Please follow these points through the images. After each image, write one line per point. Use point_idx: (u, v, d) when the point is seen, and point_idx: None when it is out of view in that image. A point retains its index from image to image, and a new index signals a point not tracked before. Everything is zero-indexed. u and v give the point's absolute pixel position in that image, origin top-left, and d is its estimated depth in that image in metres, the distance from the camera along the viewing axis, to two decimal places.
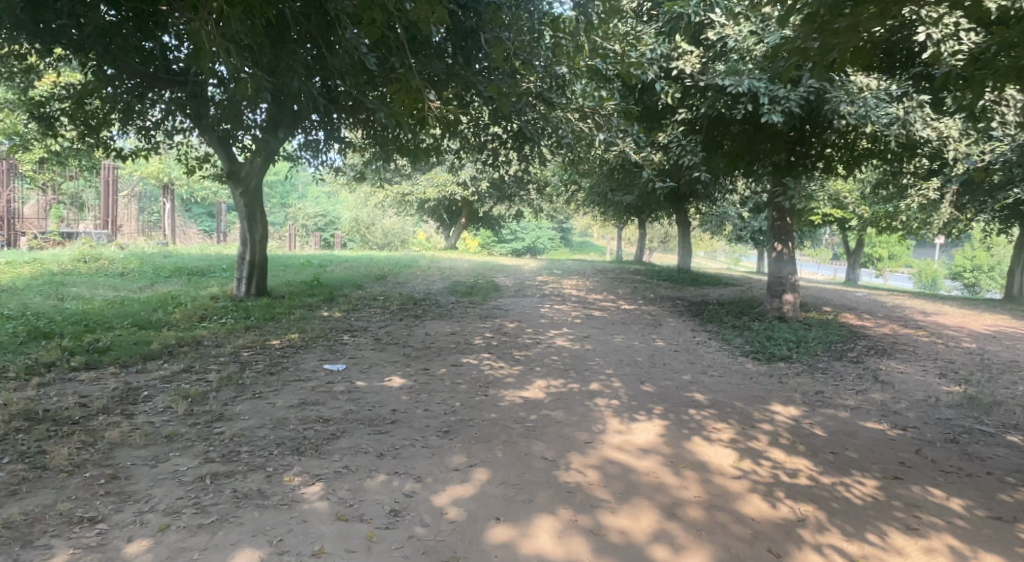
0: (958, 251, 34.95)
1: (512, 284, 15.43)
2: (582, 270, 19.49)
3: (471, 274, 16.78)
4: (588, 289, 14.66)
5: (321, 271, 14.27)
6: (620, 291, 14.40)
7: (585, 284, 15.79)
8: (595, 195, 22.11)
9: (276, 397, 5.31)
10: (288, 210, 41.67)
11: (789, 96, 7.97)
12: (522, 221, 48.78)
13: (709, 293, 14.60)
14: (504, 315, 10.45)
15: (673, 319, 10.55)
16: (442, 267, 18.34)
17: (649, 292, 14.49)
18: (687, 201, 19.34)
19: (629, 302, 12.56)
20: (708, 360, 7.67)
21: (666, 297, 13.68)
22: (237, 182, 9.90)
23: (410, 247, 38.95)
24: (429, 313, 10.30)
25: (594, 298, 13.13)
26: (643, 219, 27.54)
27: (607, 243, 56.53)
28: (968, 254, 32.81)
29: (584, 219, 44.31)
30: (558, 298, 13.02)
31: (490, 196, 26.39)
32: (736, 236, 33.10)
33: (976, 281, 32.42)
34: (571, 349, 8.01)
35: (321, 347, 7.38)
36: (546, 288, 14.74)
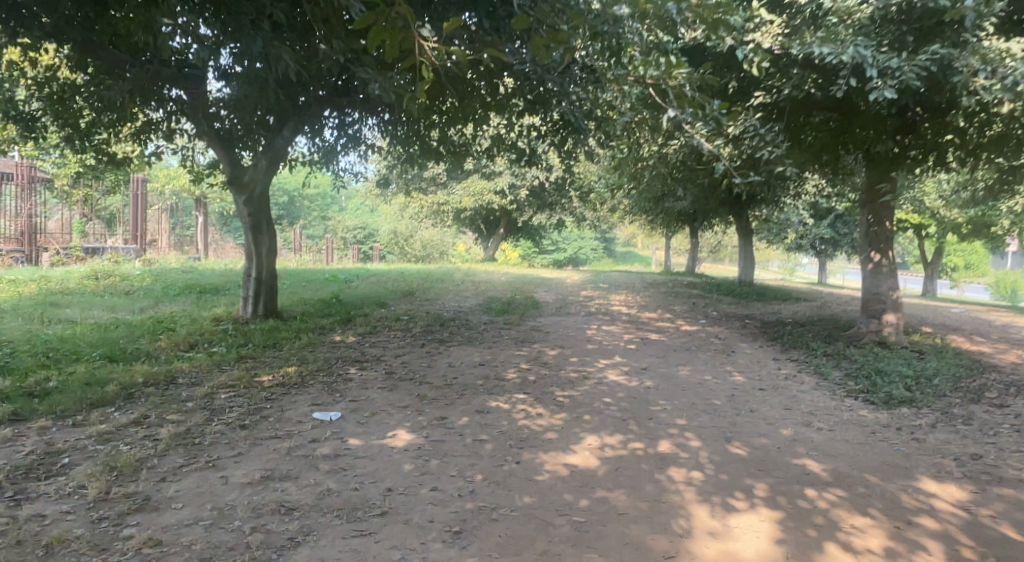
0: None
1: (554, 300, 13.93)
2: (631, 284, 17.85)
3: (509, 289, 15.34)
4: (639, 306, 13.00)
5: (345, 287, 13.05)
6: (676, 309, 12.70)
7: (635, 300, 14.13)
8: (645, 201, 20.44)
9: (233, 469, 3.93)
10: (328, 223, 41.21)
11: (904, 67, 6.26)
12: (564, 232, 47.32)
13: (779, 311, 12.77)
14: (544, 340, 8.94)
15: (746, 345, 8.85)
16: (478, 281, 16.98)
17: (710, 309, 12.75)
18: (748, 206, 17.53)
19: (688, 323, 10.89)
20: (805, 404, 6.00)
21: (732, 315, 11.93)
22: (240, 189, 8.69)
23: (449, 258, 37.94)
24: (458, 337, 8.88)
25: (646, 318, 11.48)
26: (694, 227, 25.67)
27: (653, 253, 54.50)
28: None
29: (628, 228, 42.58)
30: (606, 318, 11.43)
31: (531, 203, 25.02)
32: (796, 243, 30.88)
33: None
34: (626, 386, 6.46)
35: (319, 385, 6.01)
36: (592, 305, 13.16)
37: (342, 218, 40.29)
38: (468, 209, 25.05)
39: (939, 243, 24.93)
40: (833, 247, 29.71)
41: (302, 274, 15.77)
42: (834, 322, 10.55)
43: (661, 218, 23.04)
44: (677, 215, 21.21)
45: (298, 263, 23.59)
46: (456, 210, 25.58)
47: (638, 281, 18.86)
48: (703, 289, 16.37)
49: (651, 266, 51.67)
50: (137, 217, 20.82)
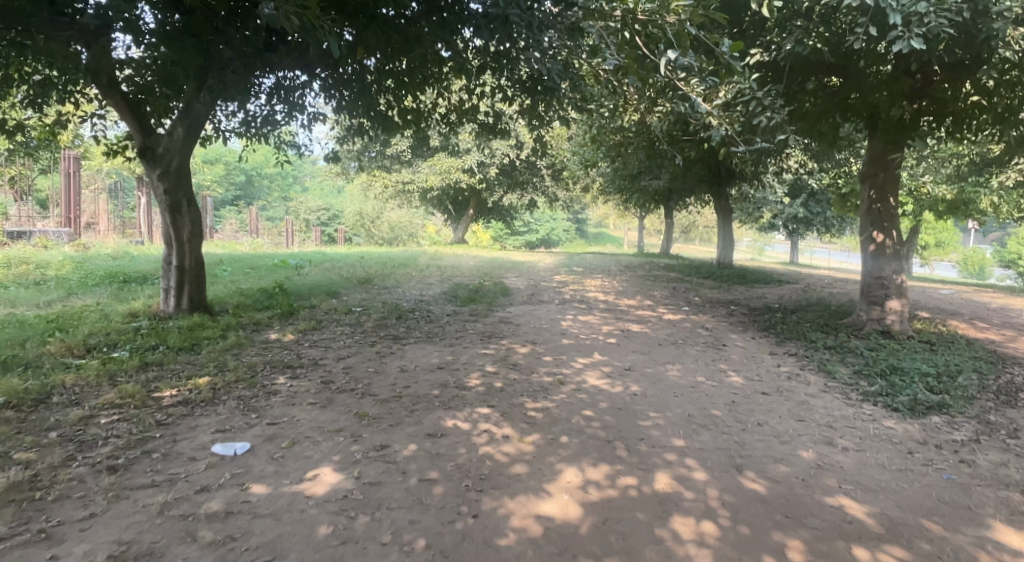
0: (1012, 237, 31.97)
1: (525, 286, 12.87)
2: (605, 267, 16.91)
3: (476, 274, 14.27)
4: (617, 292, 12.01)
5: (292, 275, 11.79)
6: (656, 295, 11.74)
7: (612, 285, 13.17)
8: (621, 180, 19.47)
9: (73, 544, 2.81)
10: (289, 204, 39.45)
11: (935, 14, 5.30)
12: (535, 213, 46.35)
13: (766, 296, 11.93)
14: (513, 334, 7.88)
15: (739, 337, 7.93)
16: (444, 266, 15.86)
17: (693, 295, 11.82)
18: (728, 183, 16.69)
19: (671, 311, 9.94)
20: (820, 414, 5.07)
21: (717, 300, 11.03)
22: (153, 163, 7.39)
23: (417, 241, 36.67)
24: (415, 333, 7.77)
25: (626, 306, 10.49)
26: (669, 206, 24.87)
27: (625, 234, 53.91)
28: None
29: (601, 209, 41.74)
30: (582, 306, 10.41)
31: (502, 181, 23.89)
32: (771, 223, 30.36)
33: None
34: (609, 393, 5.45)
35: (234, 402, 4.86)
36: (566, 291, 12.14)
37: (305, 199, 38.55)
38: (436, 189, 23.82)
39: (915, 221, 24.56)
40: (808, 226, 29.25)
41: (249, 259, 14.42)
42: (827, 309, 9.72)
43: (637, 197, 22.12)
44: (653, 193, 20.34)
45: (252, 247, 22.11)
46: (423, 190, 24.32)
47: (614, 264, 17.92)
48: (682, 272, 15.49)
49: (623, 247, 51.06)
50: (70, 197, 19.10)
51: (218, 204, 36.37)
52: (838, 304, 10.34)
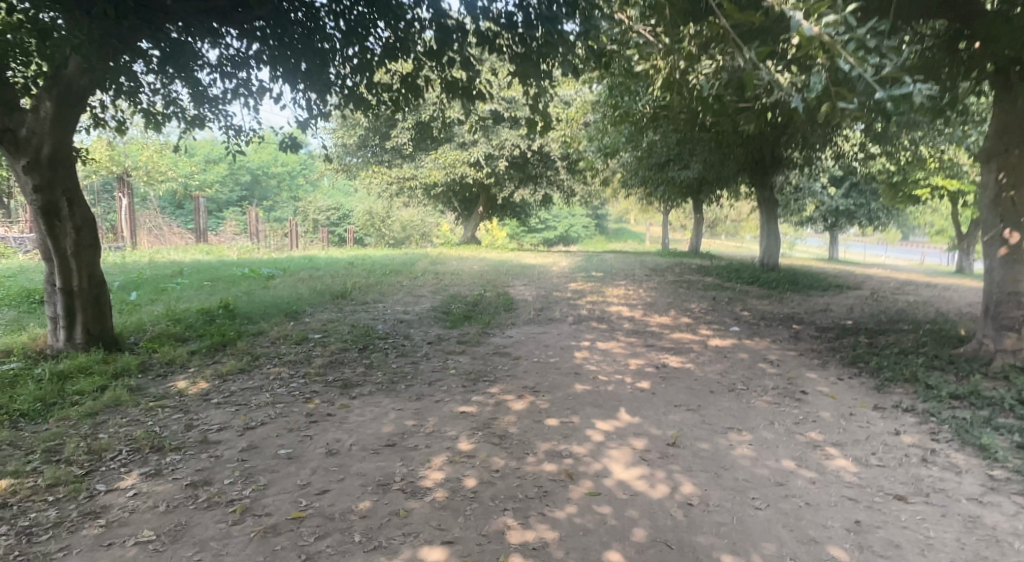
0: None
1: (533, 298, 10.80)
2: (629, 271, 14.75)
3: (479, 283, 12.25)
4: (645, 306, 9.86)
5: (253, 290, 9.82)
6: (694, 310, 9.57)
7: (638, 295, 11.02)
8: (646, 171, 17.30)
9: None
10: (296, 204, 37.79)
11: None
12: (554, 209, 44.36)
13: (829, 309, 9.72)
14: (510, 376, 5.80)
15: (819, 380, 5.76)
16: (443, 272, 13.83)
17: (739, 309, 9.63)
18: (771, 170, 14.47)
19: (718, 334, 7.78)
20: (1016, 556, 2.95)
21: (771, 317, 8.84)
22: (17, 152, 5.43)
23: (429, 240, 34.91)
24: (374, 377, 5.73)
25: (657, 326, 8.36)
26: (698, 199, 22.63)
27: (647, 230, 51.71)
28: None
29: (623, 204, 39.52)
30: (602, 326, 8.30)
31: (514, 175, 21.85)
32: (807, 217, 28.04)
33: None
34: (647, 504, 3.37)
35: (6, 543, 2.86)
36: (583, 305, 10.04)
37: (313, 198, 36.95)
38: (442, 185, 21.83)
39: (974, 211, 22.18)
40: (848, 220, 26.91)
41: (217, 268, 12.48)
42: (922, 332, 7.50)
43: (665, 188, 19.96)
44: (681, 185, 18.15)
45: (242, 252, 20.29)
46: (427, 186, 22.34)
47: (640, 267, 15.80)
48: (720, 277, 13.29)
49: (646, 244, 48.83)
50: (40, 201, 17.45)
51: (222, 204, 34.81)
52: (931, 325, 8.10)
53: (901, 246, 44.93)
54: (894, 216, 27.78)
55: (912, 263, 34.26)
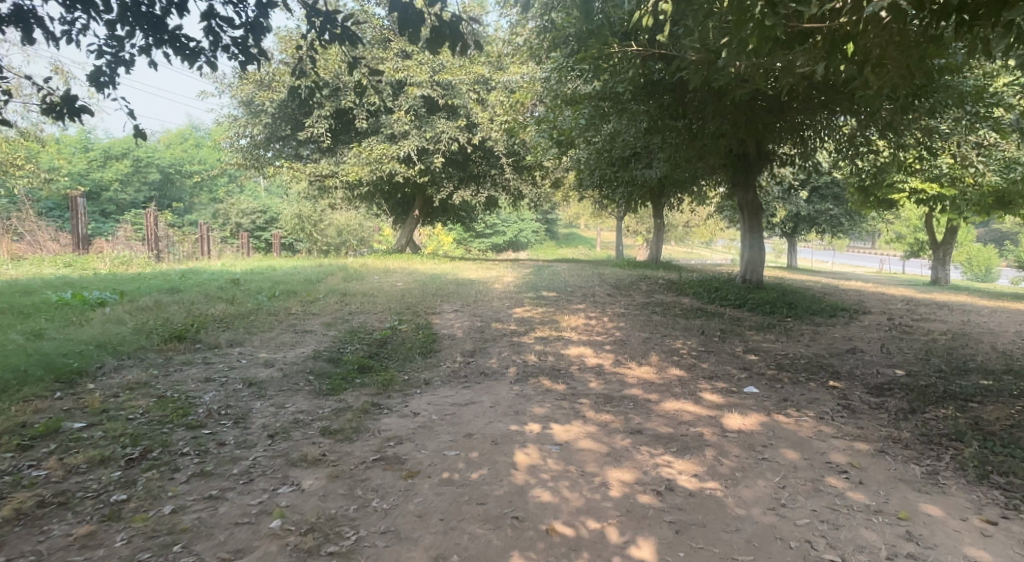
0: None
1: (463, 332, 8.03)
2: (587, 288, 12.15)
3: (396, 308, 9.39)
4: (617, 349, 7.17)
5: (45, 327, 6.65)
6: (683, 355, 6.96)
7: (604, 328, 8.35)
8: (605, 169, 14.91)
9: None
10: (214, 205, 33.91)
11: None
12: (502, 213, 42.09)
13: (858, 350, 7.29)
14: (385, 536, 2.99)
15: (955, 526, 3.17)
16: (355, 291, 10.91)
17: (743, 353, 7.04)
18: (757, 164, 12.29)
19: (733, 404, 5.14)
20: None
21: (795, 370, 6.27)
22: None
23: (369, 247, 30.51)
24: (101, 553, 2.82)
25: (638, 387, 5.67)
26: (659, 203, 20.44)
27: (598, 235, 49.92)
28: None
29: (575, 208, 37.44)
30: (559, 389, 5.55)
31: (453, 174, 19.10)
32: (769, 223, 26.35)
33: None
34: None
35: None
36: (531, 345, 7.29)
37: (235, 199, 33.24)
38: (370, 185, 18.95)
39: (947, 216, 20.73)
40: (810, 226, 25.31)
41: (34, 287, 9.17)
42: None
43: (625, 188, 17.59)
44: (644, 181, 15.80)
45: (121, 262, 16.73)
46: (353, 187, 19.39)
47: (601, 282, 13.28)
48: (700, 299, 10.83)
49: (597, 250, 46.95)
50: None
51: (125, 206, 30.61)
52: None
53: (850, 255, 44.75)
54: (857, 223, 26.43)
55: (870, 271, 33.30)
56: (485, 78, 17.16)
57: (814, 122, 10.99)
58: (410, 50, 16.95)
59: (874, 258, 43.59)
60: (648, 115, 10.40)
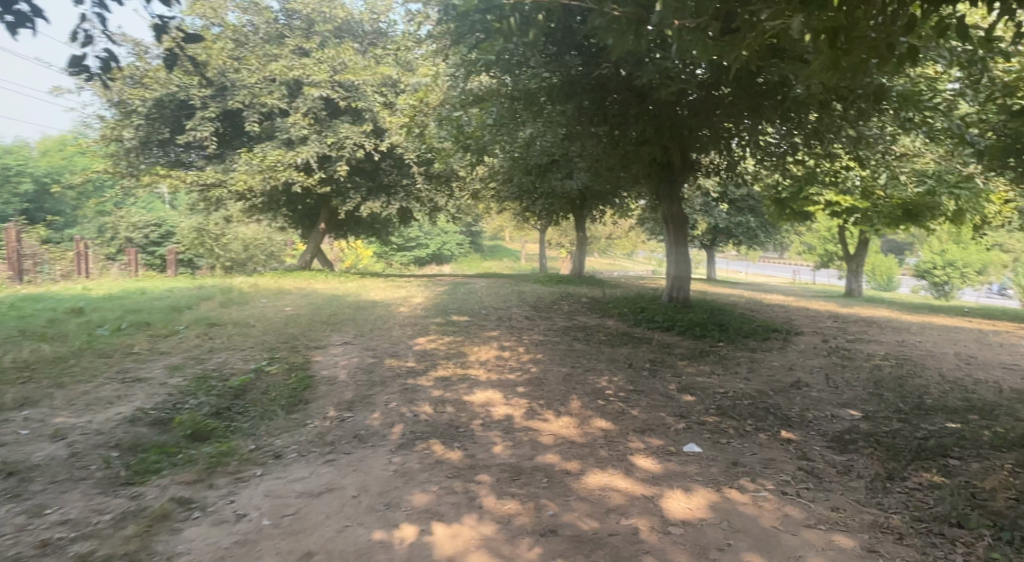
0: (922, 245, 30.50)
1: (348, 372, 6.61)
2: (504, 310, 10.97)
3: (271, 341, 7.84)
4: (531, 391, 5.97)
5: None
6: (608, 397, 5.84)
7: (519, 362, 7.13)
8: (522, 179, 13.85)
9: None
10: (100, 218, 30.62)
11: None
12: (422, 225, 40.60)
13: (803, 385, 6.41)
14: None
15: None
16: (229, 319, 9.25)
17: (678, 393, 6.01)
18: (682, 175, 11.53)
19: (674, 476, 4.02)
20: None
21: (740, 416, 5.27)
22: None
23: (278, 262, 27.89)
24: None
25: (555, 449, 4.46)
26: (581, 215, 19.66)
27: (522, 247, 49.20)
28: (934, 248, 28.80)
29: (498, 221, 36.49)
30: (453, 460, 4.26)
31: (360, 183, 17.55)
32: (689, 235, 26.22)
33: (946, 280, 28.80)
34: None
35: None
36: (426, 389, 5.96)
37: (124, 211, 30.13)
38: (268, 196, 17.12)
39: (858, 229, 21.04)
40: (728, 238, 25.29)
41: None
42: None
43: (545, 199, 16.61)
44: (565, 192, 14.91)
45: None
46: (246, 198, 17.44)
47: (519, 302, 12.14)
48: (627, 322, 9.86)
49: (522, 262, 46.20)
50: None
51: None
52: (1003, 430, 4.88)
53: (763, 266, 46.05)
54: (773, 235, 26.75)
55: (784, 282, 34.04)
56: (392, 80, 15.77)
57: (740, 130, 10.31)
58: (309, 46, 15.87)
59: (786, 268, 44.97)
60: (566, 119, 9.37)
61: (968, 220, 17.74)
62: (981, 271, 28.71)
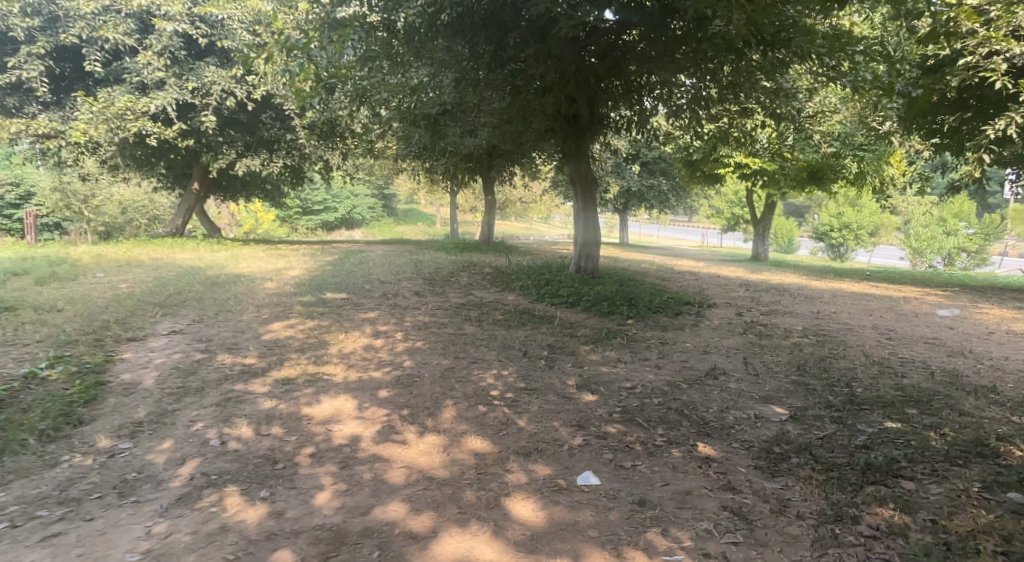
0: (821, 208, 31.39)
1: (158, 376, 5.10)
2: (390, 284, 9.57)
3: (70, 332, 6.14)
4: (393, 397, 4.70)
5: None
6: (490, 401, 4.67)
7: (390, 354, 5.83)
8: (415, 134, 12.34)
9: None
10: None
11: None
12: (327, 186, 37.90)
13: (721, 374, 5.49)
14: None
15: None
16: (33, 302, 7.38)
17: (576, 392, 4.92)
18: (590, 131, 10.43)
19: (559, 533, 2.90)
20: None
21: (648, 425, 4.24)
22: None
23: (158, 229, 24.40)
24: None
25: (403, 494, 3.23)
26: (488, 176, 18.33)
27: (436, 211, 47.32)
28: (832, 211, 29.63)
29: (407, 182, 34.48)
30: (249, 525, 2.95)
31: (235, 137, 15.38)
32: (601, 199, 25.49)
33: (841, 242, 29.75)
34: None
35: None
36: (255, 399, 4.57)
37: None
38: (122, 150, 14.70)
39: (766, 192, 20.94)
40: (640, 202, 24.77)
41: None
42: (989, 478, 3.36)
43: (445, 159, 15.14)
44: (466, 150, 13.51)
45: None
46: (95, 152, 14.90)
47: (412, 274, 10.78)
48: (528, 298, 8.72)
49: (435, 226, 44.45)
50: None
51: None
52: (950, 435, 4.08)
53: (674, 230, 46.54)
54: (684, 199, 26.49)
55: (694, 246, 34.27)
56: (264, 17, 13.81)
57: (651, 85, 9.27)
58: None
59: (696, 232, 45.65)
60: (455, 61, 7.98)
61: (868, 183, 17.86)
62: (873, 233, 29.82)
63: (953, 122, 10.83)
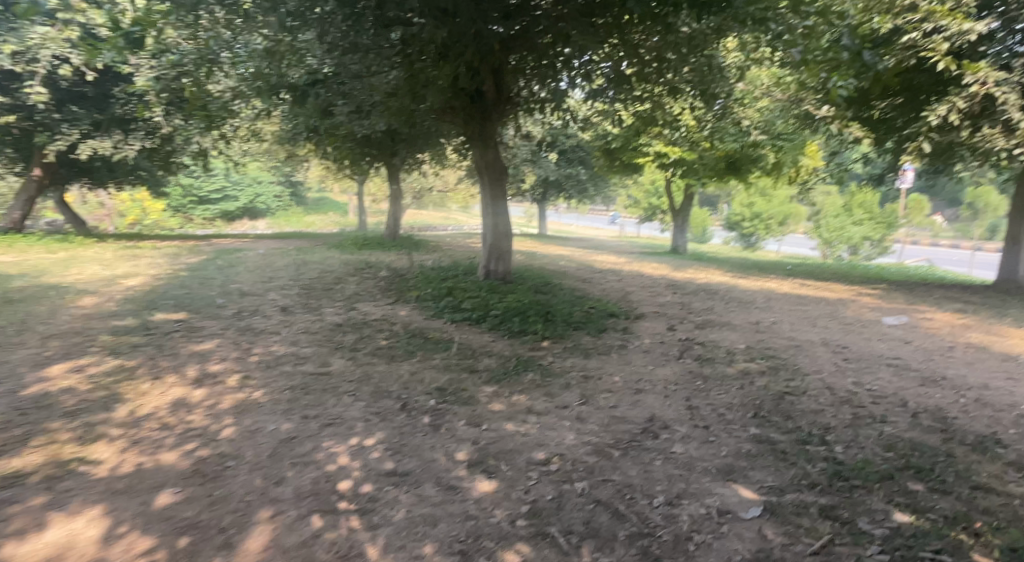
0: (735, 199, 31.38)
1: None
2: (252, 296, 7.68)
3: None
4: (178, 507, 3.03)
5: None
6: (330, 506, 3.07)
7: (205, 417, 4.09)
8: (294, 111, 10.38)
9: None
10: None
11: None
12: (224, 172, 34.55)
13: (662, 431, 4.13)
14: None
15: None
16: None
17: (465, 477, 3.41)
18: (497, 110, 8.87)
19: None
20: None
21: (566, 546, 2.79)
22: None
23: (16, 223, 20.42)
24: None
25: None
26: (392, 164, 16.47)
27: (347, 200, 44.54)
28: (746, 201, 29.63)
29: (312, 170, 31.81)
30: None
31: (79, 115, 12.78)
32: (519, 189, 24.09)
33: (753, 231, 29.81)
34: None
35: None
36: None
37: None
38: None
39: (686, 182, 20.20)
40: (558, 192, 23.57)
41: None
42: None
43: (336, 144, 13.21)
44: (360, 133, 11.66)
45: None
46: None
47: (287, 281, 8.90)
48: (424, 314, 7.11)
49: (346, 217, 41.77)
50: None
51: None
52: (989, 538, 2.87)
53: (593, 220, 45.99)
54: (604, 189, 25.51)
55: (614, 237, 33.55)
56: None
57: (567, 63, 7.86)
58: None
59: (615, 221, 45.21)
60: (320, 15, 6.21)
61: (788, 173, 17.35)
62: (783, 224, 30.05)
63: (886, 109, 10.11)
